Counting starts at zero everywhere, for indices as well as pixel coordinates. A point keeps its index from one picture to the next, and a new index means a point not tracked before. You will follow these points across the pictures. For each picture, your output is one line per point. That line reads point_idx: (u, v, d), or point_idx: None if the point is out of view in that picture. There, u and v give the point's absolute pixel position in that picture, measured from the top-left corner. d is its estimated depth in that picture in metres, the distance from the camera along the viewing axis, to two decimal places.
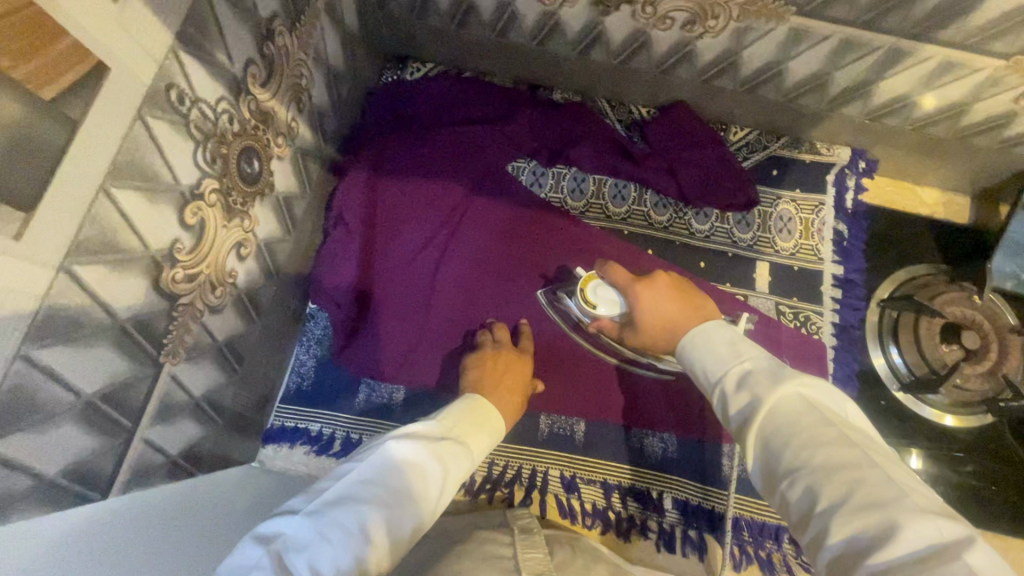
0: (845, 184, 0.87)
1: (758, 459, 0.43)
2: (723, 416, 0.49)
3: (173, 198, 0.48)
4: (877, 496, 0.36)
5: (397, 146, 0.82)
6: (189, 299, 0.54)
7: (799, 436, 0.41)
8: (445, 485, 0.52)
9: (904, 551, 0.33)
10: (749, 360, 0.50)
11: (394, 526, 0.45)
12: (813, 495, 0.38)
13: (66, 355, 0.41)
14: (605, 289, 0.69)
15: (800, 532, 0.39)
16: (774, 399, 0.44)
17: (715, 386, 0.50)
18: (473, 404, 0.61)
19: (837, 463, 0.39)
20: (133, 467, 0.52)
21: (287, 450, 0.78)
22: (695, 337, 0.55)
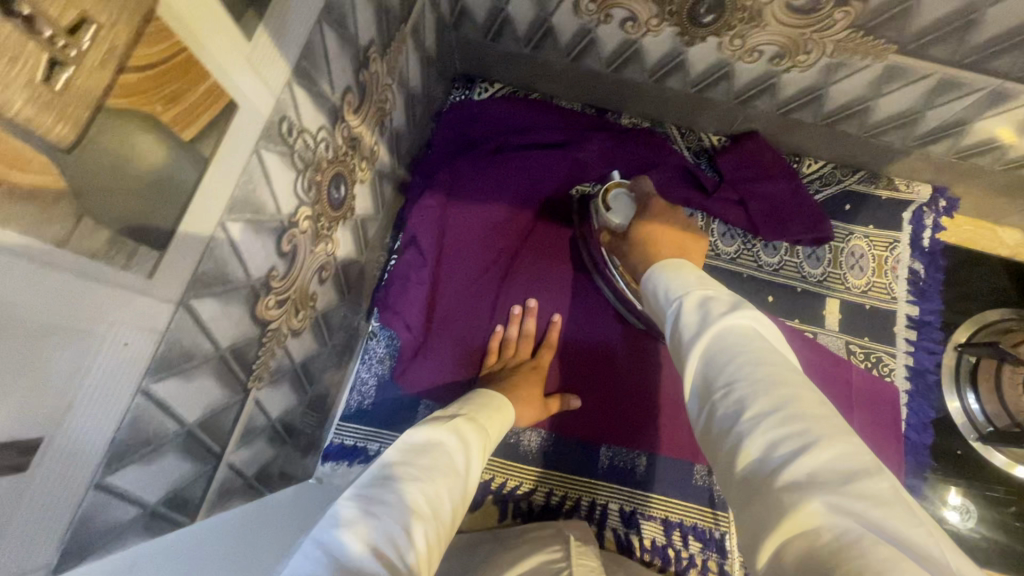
0: (923, 222, 0.84)
1: (698, 376, 0.44)
2: (673, 336, 0.50)
3: (275, 227, 0.48)
4: (805, 411, 0.36)
5: (469, 167, 0.80)
6: (278, 323, 0.54)
7: (743, 355, 0.42)
8: (471, 460, 0.51)
9: (816, 459, 0.33)
10: (715, 290, 0.50)
11: (434, 498, 0.44)
12: (744, 405, 0.38)
13: (176, 387, 0.41)
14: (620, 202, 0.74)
15: (716, 445, 0.39)
16: (726, 322, 0.45)
17: (675, 305, 0.51)
18: (486, 399, 0.63)
19: (774, 379, 0.39)
20: (215, 491, 0.52)
21: (344, 468, 0.77)
22: (667, 268, 0.57)
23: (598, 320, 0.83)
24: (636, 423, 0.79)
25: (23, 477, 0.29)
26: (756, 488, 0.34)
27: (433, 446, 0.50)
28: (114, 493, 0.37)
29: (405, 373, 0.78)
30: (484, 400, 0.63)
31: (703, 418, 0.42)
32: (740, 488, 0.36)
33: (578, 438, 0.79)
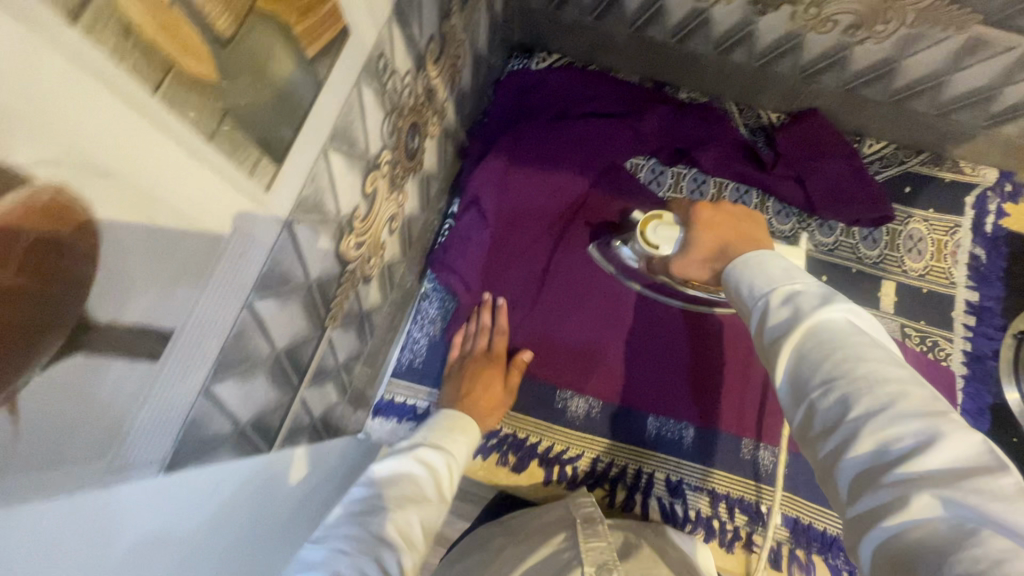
0: (986, 207, 0.83)
1: (787, 374, 0.41)
2: (759, 332, 0.45)
3: (363, 166, 0.49)
4: (925, 409, 0.34)
5: (533, 132, 0.80)
6: (354, 266, 0.55)
7: (845, 350, 0.38)
8: (439, 489, 0.59)
9: (937, 462, 0.32)
10: (806, 282, 0.45)
11: (402, 527, 0.52)
12: (847, 403, 0.36)
13: (273, 308, 0.42)
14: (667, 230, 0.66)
15: (815, 446, 0.38)
16: (825, 320, 0.40)
17: (757, 301, 0.46)
18: (449, 420, 0.70)
19: (883, 375, 0.36)
20: (289, 426, 0.53)
21: (393, 423, 0.79)
22: (752, 259, 0.49)
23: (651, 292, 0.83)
24: (683, 392, 0.80)
25: (153, 369, 0.31)
26: (863, 495, 0.33)
27: (402, 476, 0.57)
28: (217, 403, 0.39)
29: (458, 338, 0.80)
30: (443, 419, 0.69)
31: (798, 415, 0.40)
32: (844, 494, 0.35)
33: (625, 406, 0.79)
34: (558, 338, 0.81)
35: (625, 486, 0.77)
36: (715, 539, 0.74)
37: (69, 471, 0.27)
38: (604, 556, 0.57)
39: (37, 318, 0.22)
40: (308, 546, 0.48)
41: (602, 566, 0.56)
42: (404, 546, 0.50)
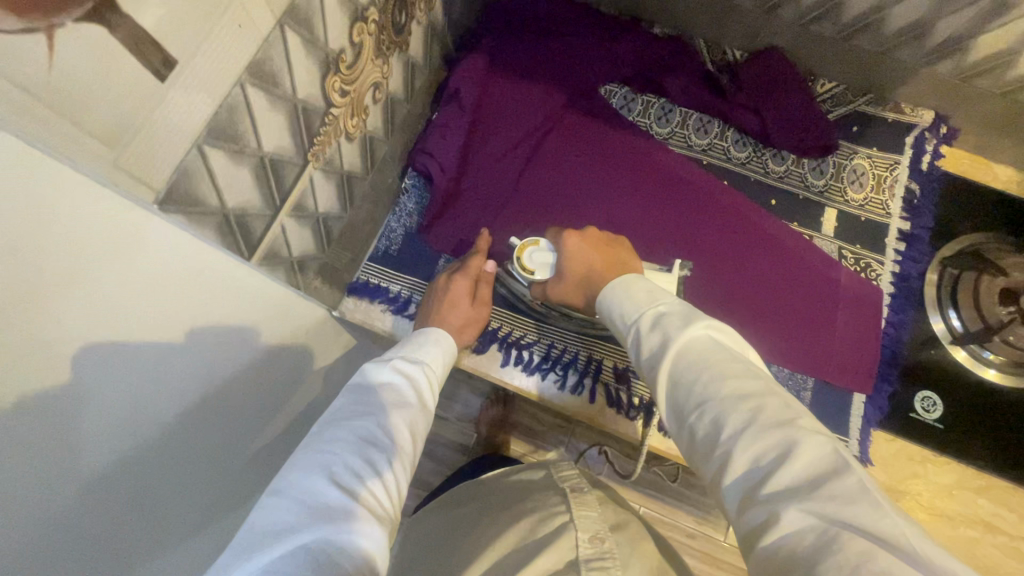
0: (923, 147, 0.91)
1: (671, 402, 0.47)
2: (638, 357, 0.52)
3: (349, 10, 0.56)
4: (777, 422, 0.40)
5: (510, 45, 0.89)
6: (338, 114, 0.61)
7: (709, 370, 0.44)
8: (420, 393, 0.61)
9: (795, 473, 0.37)
10: (665, 304, 0.53)
11: (390, 428, 0.54)
12: (719, 424, 0.42)
13: (262, 104, 0.48)
14: (541, 253, 0.75)
15: (702, 465, 0.43)
16: (682, 338, 0.48)
17: (631, 327, 0.53)
18: (433, 343, 0.68)
19: (739, 390, 0.42)
20: (269, 246, 0.59)
21: (367, 304, 0.85)
22: (619, 286, 0.58)
23: (609, 201, 0.89)
24: None
25: (159, 86, 0.37)
26: (746, 510, 0.38)
27: (382, 384, 0.59)
28: (207, 169, 0.45)
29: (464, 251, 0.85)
30: (424, 335, 0.70)
31: (684, 439, 0.45)
32: (733, 510, 0.39)
33: None
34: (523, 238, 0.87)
35: (576, 371, 0.83)
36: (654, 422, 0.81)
37: (90, 142, 0.33)
38: (596, 525, 0.60)
39: None
40: (295, 455, 0.49)
41: (594, 535, 0.58)
42: (392, 445, 0.52)
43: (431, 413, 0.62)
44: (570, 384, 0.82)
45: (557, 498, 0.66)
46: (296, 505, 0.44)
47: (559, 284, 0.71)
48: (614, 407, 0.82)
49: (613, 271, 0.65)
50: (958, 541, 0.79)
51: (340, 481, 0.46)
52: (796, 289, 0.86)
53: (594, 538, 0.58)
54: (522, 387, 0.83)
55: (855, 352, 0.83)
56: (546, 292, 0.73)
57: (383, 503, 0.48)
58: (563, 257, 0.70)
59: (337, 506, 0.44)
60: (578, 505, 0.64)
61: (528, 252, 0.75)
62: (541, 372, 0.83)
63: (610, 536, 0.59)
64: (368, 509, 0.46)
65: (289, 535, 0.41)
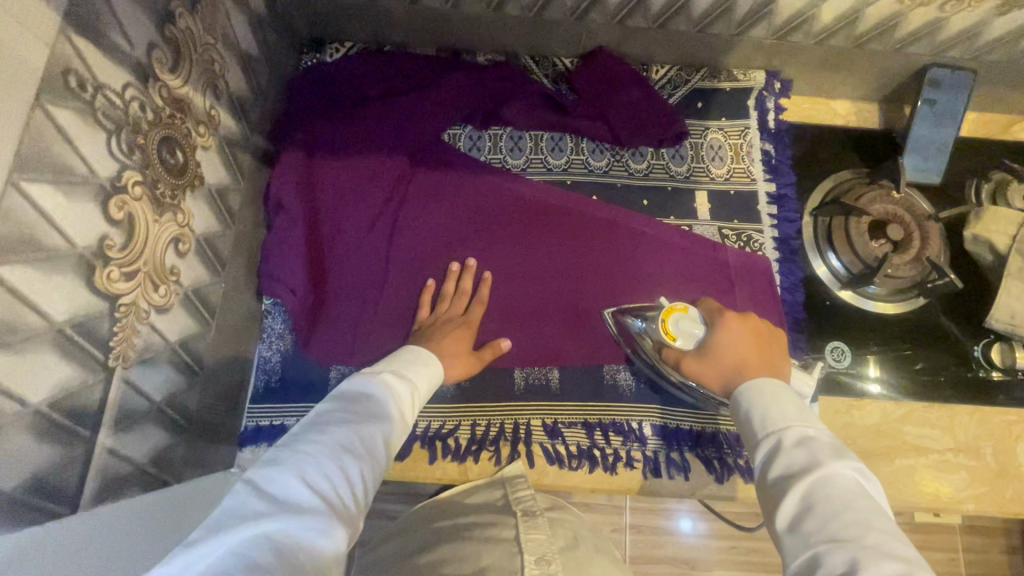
0: (765, 106, 0.92)
1: (793, 515, 0.47)
2: (767, 461, 0.53)
3: (93, 191, 0.46)
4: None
5: (325, 125, 0.81)
6: (132, 298, 0.52)
7: (852, 511, 0.45)
8: (401, 408, 0.61)
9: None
10: (814, 429, 0.54)
11: (367, 439, 0.55)
12: (852, 565, 0.42)
13: (3, 362, 0.39)
14: (689, 323, 0.70)
15: None
16: (831, 467, 0.49)
17: (771, 434, 0.55)
18: (414, 351, 0.70)
19: (890, 551, 0.42)
20: (100, 478, 0.50)
21: (266, 448, 0.76)
22: (767, 390, 0.59)
23: (488, 253, 0.84)
24: (546, 337, 0.82)
25: None
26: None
27: (367, 396, 0.60)
28: None
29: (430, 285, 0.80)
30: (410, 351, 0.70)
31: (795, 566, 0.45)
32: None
33: (491, 369, 0.81)
34: (411, 316, 0.80)
35: (507, 442, 0.79)
36: (599, 465, 0.79)
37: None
38: (542, 547, 0.58)
39: None
40: (278, 450, 0.52)
41: (541, 558, 0.57)
42: (367, 457, 0.53)
43: (410, 426, 0.62)
44: (505, 458, 0.78)
45: (509, 527, 0.63)
46: (270, 501, 0.46)
47: (700, 363, 0.68)
48: (554, 463, 0.79)
49: (768, 371, 0.65)
50: (895, 475, 0.81)
51: (312, 485, 0.48)
52: (691, 281, 0.85)
53: (540, 560, 0.56)
54: (457, 475, 0.78)
55: None
56: (682, 368, 0.70)
57: (351, 509, 0.49)
58: (716, 333, 0.68)
59: (302, 507, 0.46)
60: (528, 529, 0.62)
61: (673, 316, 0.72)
62: (472, 455, 0.79)
63: (558, 559, 0.57)
64: (335, 510, 0.47)
65: (257, 526, 0.43)
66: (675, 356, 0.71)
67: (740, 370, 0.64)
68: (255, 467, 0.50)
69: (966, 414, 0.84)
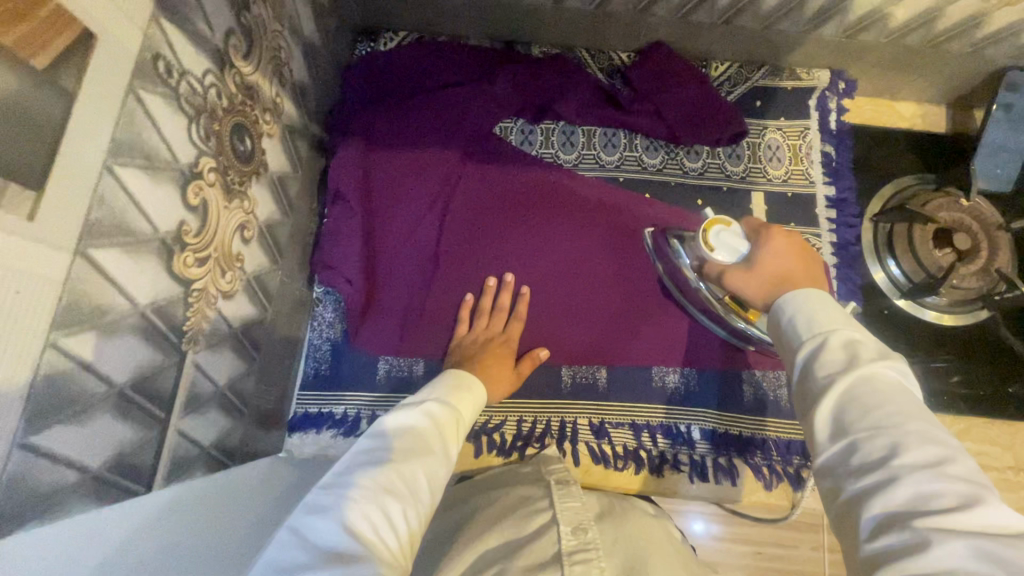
0: (827, 106, 0.89)
1: (830, 413, 0.44)
2: (807, 363, 0.48)
3: (174, 177, 0.46)
4: (968, 479, 0.37)
5: (383, 115, 0.81)
6: (202, 284, 0.52)
7: (895, 402, 0.42)
8: (445, 438, 0.56)
9: (974, 525, 0.35)
10: (862, 332, 0.48)
11: (410, 477, 0.50)
12: (893, 453, 0.39)
13: (94, 343, 0.39)
14: (732, 238, 0.66)
15: (845, 481, 0.40)
16: (872, 367, 0.44)
17: (815, 334, 0.49)
18: (457, 380, 0.66)
19: (932, 435, 0.40)
20: (169, 460, 0.51)
21: (314, 435, 0.77)
22: (806, 293, 0.53)
23: (539, 249, 0.83)
24: (594, 339, 0.81)
25: None
26: (883, 535, 0.36)
27: (409, 428, 0.55)
28: (48, 455, 0.37)
29: (468, 299, 0.79)
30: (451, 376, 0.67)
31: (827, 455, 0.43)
32: (862, 537, 0.38)
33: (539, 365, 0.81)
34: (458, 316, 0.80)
35: (553, 439, 0.79)
36: (644, 467, 0.78)
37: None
38: (578, 516, 0.57)
39: None
40: (318, 491, 0.47)
41: (576, 527, 0.55)
42: (409, 496, 0.49)
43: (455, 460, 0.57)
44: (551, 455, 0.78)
45: (543, 497, 0.62)
46: (311, 548, 0.42)
47: (741, 273, 0.64)
48: (600, 463, 0.78)
49: (812, 284, 0.60)
50: None
51: (353, 530, 0.43)
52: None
53: (577, 530, 0.55)
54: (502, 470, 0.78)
55: None
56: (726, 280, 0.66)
57: (394, 552, 0.44)
58: (763, 249, 0.64)
59: (347, 551, 0.41)
60: (561, 498, 0.61)
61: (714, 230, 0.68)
62: (517, 451, 0.79)
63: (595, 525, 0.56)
64: (377, 554, 0.42)
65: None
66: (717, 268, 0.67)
67: (788, 280, 0.60)
68: (295, 511, 0.46)
69: None
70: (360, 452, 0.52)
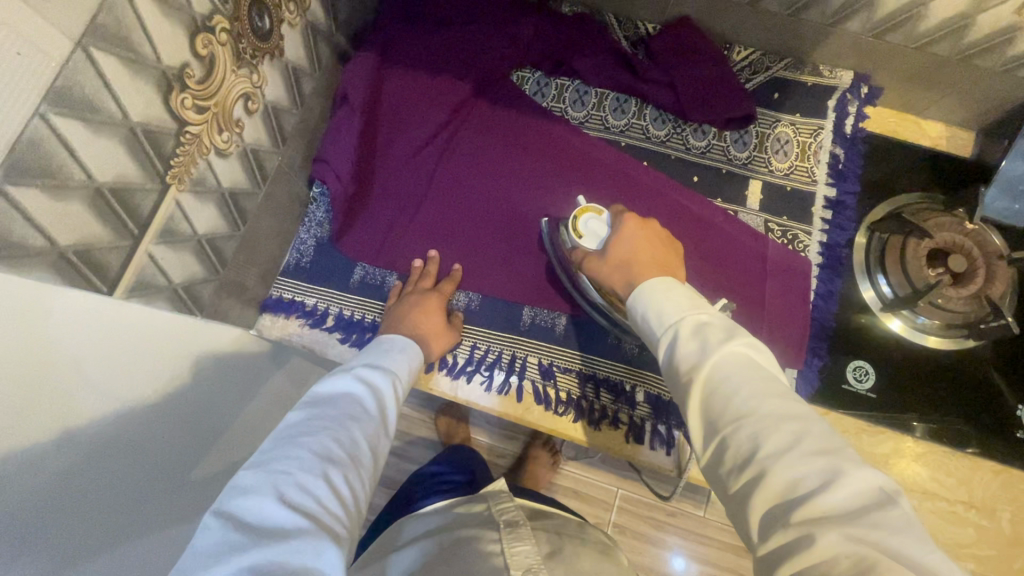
0: (846, 109, 0.88)
1: (701, 412, 0.46)
2: (669, 362, 0.50)
3: (184, 21, 0.52)
4: (825, 448, 0.39)
5: (406, 39, 0.86)
6: (198, 131, 0.58)
7: (747, 387, 0.44)
8: (376, 413, 0.59)
9: (840, 500, 0.36)
10: (706, 313, 0.52)
11: (347, 445, 0.52)
12: (755, 440, 0.41)
13: (82, 132, 0.45)
14: (598, 223, 0.71)
15: (726, 478, 0.42)
16: (720, 349, 0.47)
17: (668, 329, 0.52)
18: (395, 355, 0.68)
19: (784, 412, 0.42)
20: (136, 278, 0.56)
21: (284, 319, 0.83)
22: (661, 284, 0.56)
23: (528, 193, 0.86)
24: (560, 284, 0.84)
25: None
26: (770, 534, 0.38)
27: (340, 401, 0.57)
28: (21, 210, 0.42)
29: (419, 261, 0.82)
30: (390, 344, 0.70)
31: (710, 455, 0.45)
32: (756, 535, 0.39)
33: (503, 299, 0.84)
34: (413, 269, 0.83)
35: (501, 372, 0.81)
36: (583, 417, 0.79)
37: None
38: (529, 560, 0.60)
39: None
40: (247, 472, 0.47)
41: (529, 570, 0.59)
42: (348, 463, 0.51)
43: (388, 432, 0.60)
44: (496, 387, 0.80)
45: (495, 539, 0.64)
46: (248, 527, 0.42)
47: (600, 260, 0.67)
48: (541, 404, 0.80)
49: (662, 266, 0.62)
50: None
51: (290, 503, 0.44)
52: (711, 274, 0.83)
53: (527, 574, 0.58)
54: (447, 391, 0.81)
55: (782, 326, 0.81)
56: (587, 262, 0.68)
57: (341, 521, 0.46)
58: (619, 233, 0.67)
59: (286, 530, 0.42)
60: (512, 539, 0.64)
61: (585, 217, 0.72)
62: (465, 376, 0.81)
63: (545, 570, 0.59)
64: (328, 526, 0.45)
65: (241, 554, 0.40)
66: (581, 254, 0.70)
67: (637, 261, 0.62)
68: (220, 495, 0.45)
69: (989, 471, 0.78)
70: (289, 425, 0.53)
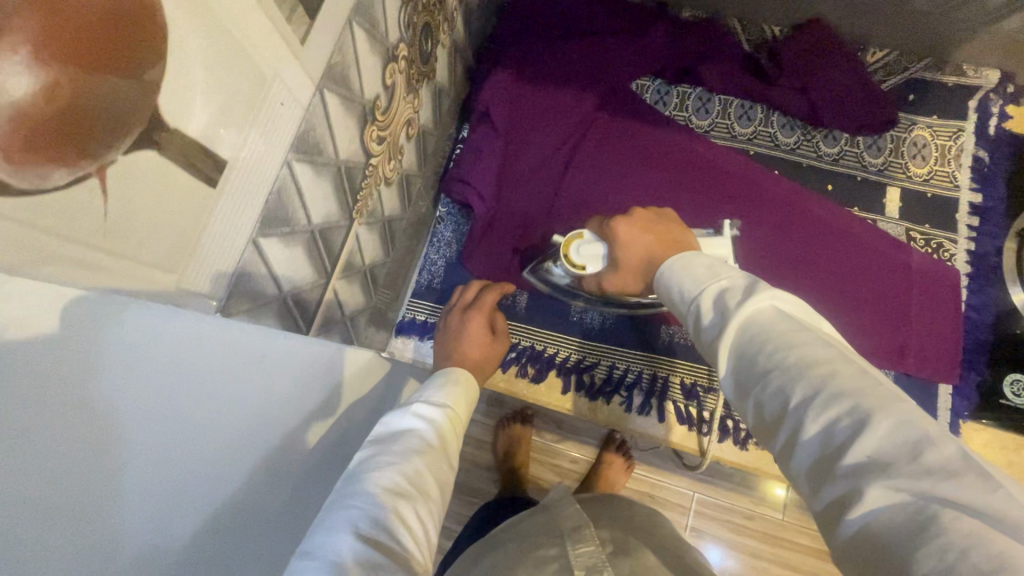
0: (989, 110, 0.84)
1: (730, 374, 0.40)
2: (696, 336, 0.45)
3: (382, 53, 0.51)
4: (855, 387, 0.34)
5: (533, 52, 0.85)
6: (377, 162, 0.57)
7: (775, 339, 0.38)
8: (449, 436, 0.52)
9: (878, 445, 0.31)
10: (730, 277, 0.45)
11: (420, 475, 0.46)
12: (786, 393, 0.36)
13: (310, 177, 0.44)
14: (591, 247, 0.67)
15: (768, 437, 0.37)
16: (749, 307, 0.40)
17: (691, 304, 0.45)
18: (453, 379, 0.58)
19: (814, 356, 0.36)
20: (323, 316, 0.56)
21: (416, 341, 0.80)
22: (677, 262, 0.50)
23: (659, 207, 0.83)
24: None
25: (211, 194, 0.33)
26: (822, 489, 0.33)
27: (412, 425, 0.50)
28: (266, 261, 0.42)
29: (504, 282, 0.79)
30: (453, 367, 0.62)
31: (748, 412, 0.39)
32: (806, 481, 0.34)
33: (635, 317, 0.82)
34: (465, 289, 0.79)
35: (641, 392, 0.80)
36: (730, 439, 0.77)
37: (122, 268, 0.28)
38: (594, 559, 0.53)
39: (105, 115, 0.24)
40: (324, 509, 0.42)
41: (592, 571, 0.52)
42: (420, 496, 0.45)
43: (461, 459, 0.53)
44: (637, 407, 0.79)
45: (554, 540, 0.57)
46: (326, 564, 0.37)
47: (615, 275, 0.64)
48: (683, 424, 0.78)
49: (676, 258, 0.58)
50: None
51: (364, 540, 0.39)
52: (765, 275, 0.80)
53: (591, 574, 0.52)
54: (586, 412, 0.80)
55: (934, 340, 0.78)
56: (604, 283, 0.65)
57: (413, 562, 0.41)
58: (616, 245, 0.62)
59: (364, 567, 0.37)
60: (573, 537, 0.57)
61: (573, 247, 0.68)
62: (604, 396, 0.80)
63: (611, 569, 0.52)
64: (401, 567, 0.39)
65: None
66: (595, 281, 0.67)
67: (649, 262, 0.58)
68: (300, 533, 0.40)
69: None
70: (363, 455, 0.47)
